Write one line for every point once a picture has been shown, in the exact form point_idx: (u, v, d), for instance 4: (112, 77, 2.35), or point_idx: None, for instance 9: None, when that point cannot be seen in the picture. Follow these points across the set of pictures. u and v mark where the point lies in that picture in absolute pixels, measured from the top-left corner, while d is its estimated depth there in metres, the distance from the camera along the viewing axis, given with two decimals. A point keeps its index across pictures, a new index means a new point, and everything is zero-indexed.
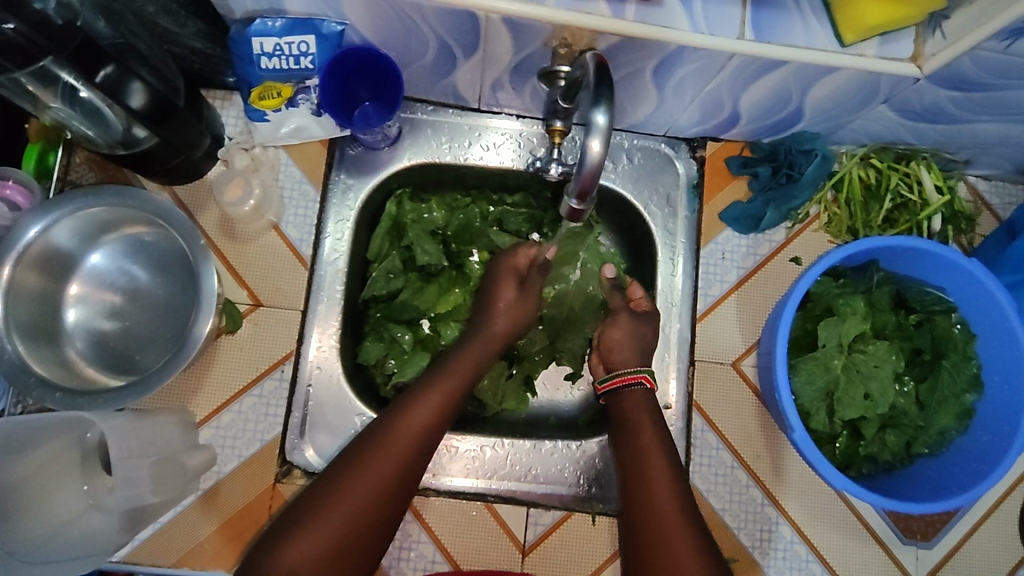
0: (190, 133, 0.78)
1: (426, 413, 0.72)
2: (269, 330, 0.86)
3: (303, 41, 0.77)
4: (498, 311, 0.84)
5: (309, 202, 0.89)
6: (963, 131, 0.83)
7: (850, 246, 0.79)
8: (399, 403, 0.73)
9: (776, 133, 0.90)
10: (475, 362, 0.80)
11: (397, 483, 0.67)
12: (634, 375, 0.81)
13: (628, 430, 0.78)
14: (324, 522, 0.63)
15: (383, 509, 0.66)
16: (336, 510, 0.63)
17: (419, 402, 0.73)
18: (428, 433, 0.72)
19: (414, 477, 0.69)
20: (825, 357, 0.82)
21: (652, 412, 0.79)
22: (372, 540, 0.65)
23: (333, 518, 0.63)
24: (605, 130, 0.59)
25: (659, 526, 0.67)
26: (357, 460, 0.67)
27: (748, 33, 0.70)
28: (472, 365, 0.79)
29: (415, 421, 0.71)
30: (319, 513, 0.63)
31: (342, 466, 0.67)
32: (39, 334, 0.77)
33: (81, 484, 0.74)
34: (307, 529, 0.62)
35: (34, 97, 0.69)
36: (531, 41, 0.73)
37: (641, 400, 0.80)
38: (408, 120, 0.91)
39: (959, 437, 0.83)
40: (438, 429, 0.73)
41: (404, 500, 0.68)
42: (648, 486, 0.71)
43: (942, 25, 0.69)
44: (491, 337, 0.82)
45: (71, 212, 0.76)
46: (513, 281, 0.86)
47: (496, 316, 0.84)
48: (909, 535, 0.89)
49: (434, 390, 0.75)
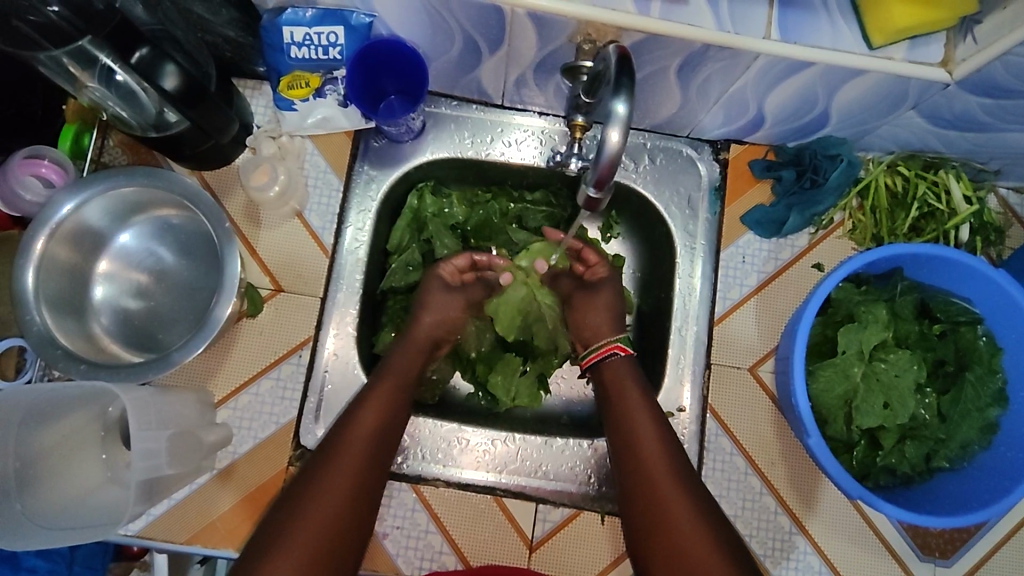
0: (221, 119, 0.80)
1: (378, 416, 0.75)
2: (290, 316, 0.87)
3: (332, 32, 0.78)
4: (430, 318, 0.86)
5: (332, 191, 0.90)
6: (994, 140, 0.82)
7: (850, 263, 0.77)
8: (348, 412, 0.75)
9: (801, 137, 0.89)
10: (416, 357, 0.83)
11: (360, 491, 0.70)
12: (609, 345, 0.84)
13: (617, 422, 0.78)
14: (297, 537, 0.65)
15: (355, 508, 0.69)
16: (306, 523, 0.66)
17: (368, 405, 0.76)
18: (383, 433, 0.75)
19: (377, 478, 0.73)
20: (844, 365, 0.80)
21: (642, 394, 0.79)
22: (353, 540, 0.69)
23: (308, 526, 0.66)
24: (624, 122, 0.59)
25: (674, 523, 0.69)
26: (318, 473, 0.70)
27: (775, 33, 0.70)
28: (409, 367, 0.82)
29: (366, 427, 0.74)
30: (293, 529, 0.66)
31: (305, 479, 0.70)
32: (68, 307, 0.79)
33: (99, 453, 0.75)
34: (284, 544, 0.65)
35: (73, 78, 0.71)
36: (556, 37, 0.73)
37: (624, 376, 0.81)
38: (432, 114, 0.92)
39: (983, 452, 0.80)
40: (389, 431, 0.76)
41: (374, 494, 0.72)
42: (648, 479, 0.72)
43: (974, 29, 0.68)
44: (421, 344, 0.84)
45: (102, 192, 0.78)
46: (446, 290, 0.88)
47: (424, 321, 0.86)
48: (927, 552, 0.87)
49: (376, 395, 0.77)
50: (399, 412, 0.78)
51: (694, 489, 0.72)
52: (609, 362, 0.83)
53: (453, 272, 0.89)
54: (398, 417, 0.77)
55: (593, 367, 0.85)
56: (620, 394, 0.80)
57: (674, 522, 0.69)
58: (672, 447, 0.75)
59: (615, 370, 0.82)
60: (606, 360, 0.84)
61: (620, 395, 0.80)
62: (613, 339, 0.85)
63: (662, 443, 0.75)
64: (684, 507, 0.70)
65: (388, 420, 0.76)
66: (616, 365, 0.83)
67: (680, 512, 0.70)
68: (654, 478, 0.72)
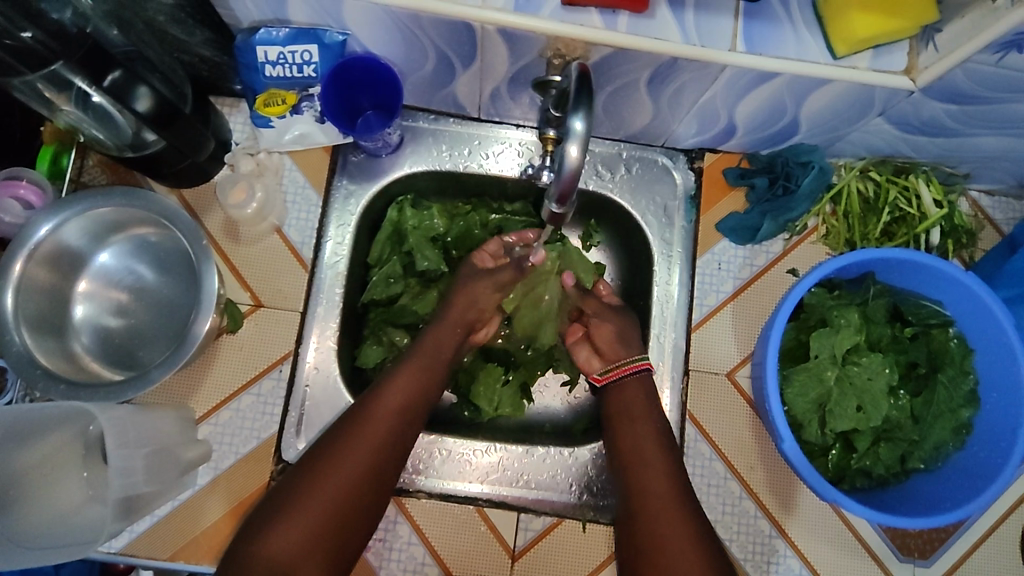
0: (196, 137, 0.80)
1: (398, 403, 0.76)
2: (270, 331, 0.88)
3: (307, 50, 0.79)
4: (461, 301, 0.86)
5: (310, 207, 0.91)
6: (963, 144, 0.83)
7: (846, 256, 0.79)
8: (372, 394, 0.76)
9: (774, 145, 0.90)
10: (438, 356, 0.82)
11: (374, 474, 0.71)
12: (638, 362, 0.85)
13: (627, 434, 0.80)
14: (304, 511, 0.66)
15: (360, 497, 0.69)
16: (315, 500, 0.67)
17: (390, 391, 0.76)
18: (404, 419, 0.75)
19: (392, 464, 0.73)
20: (817, 369, 0.81)
21: (651, 411, 0.81)
22: (358, 523, 0.69)
23: (318, 502, 0.67)
24: (583, 137, 0.60)
25: (655, 518, 0.71)
26: (332, 451, 0.70)
27: (740, 45, 0.71)
28: (439, 353, 0.82)
29: (384, 413, 0.74)
30: (302, 503, 0.66)
31: (320, 456, 0.70)
32: (48, 327, 0.79)
33: (80, 472, 0.75)
34: (291, 518, 0.65)
35: (48, 101, 0.72)
36: (526, 52, 0.75)
37: (636, 390, 0.83)
38: (409, 128, 0.93)
39: (956, 453, 0.81)
40: (410, 418, 0.76)
41: (375, 498, 0.71)
42: (642, 488, 0.74)
43: (935, 38, 0.70)
44: (453, 327, 0.85)
45: (81, 212, 0.78)
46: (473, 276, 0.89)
47: (454, 306, 0.86)
48: (907, 553, 0.88)
49: (400, 380, 0.77)
50: (423, 399, 0.78)
51: (688, 501, 0.73)
52: (632, 378, 0.84)
53: (486, 257, 0.91)
54: (422, 404, 0.78)
55: (611, 385, 0.86)
56: (627, 399, 0.83)
57: (663, 529, 0.70)
58: (668, 452, 0.77)
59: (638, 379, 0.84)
60: (635, 373, 0.85)
61: (628, 408, 0.82)
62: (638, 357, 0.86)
63: (665, 455, 0.77)
64: (669, 504, 0.72)
65: (411, 406, 0.76)
66: (645, 380, 0.85)
67: (670, 514, 0.71)
68: (642, 478, 0.75)
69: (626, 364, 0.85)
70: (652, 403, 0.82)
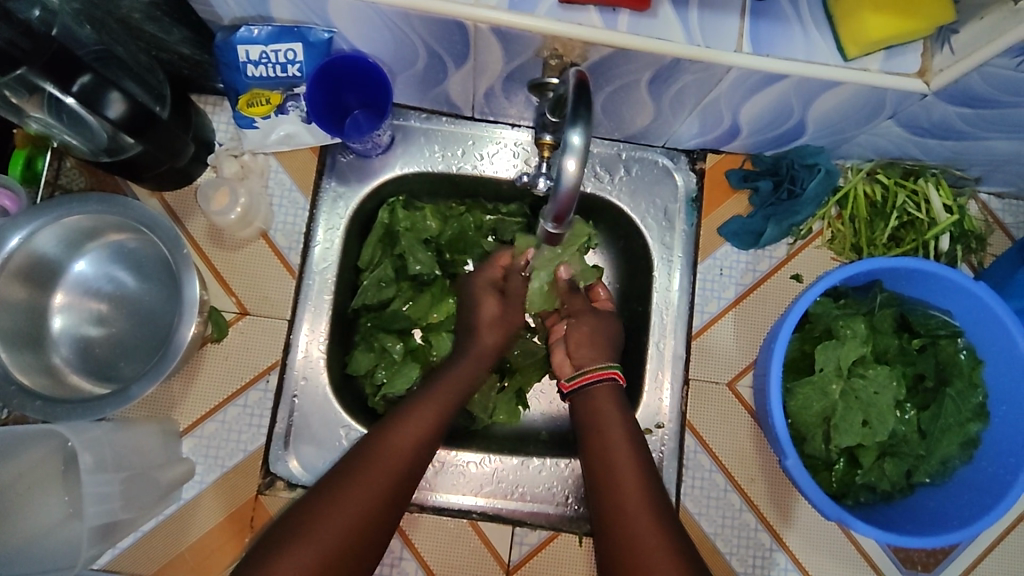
0: (174, 140, 0.77)
1: (417, 430, 0.74)
2: (256, 340, 0.85)
3: (290, 49, 0.75)
4: (490, 326, 0.84)
5: (298, 210, 0.88)
6: (975, 148, 0.80)
7: (854, 265, 0.76)
8: (389, 421, 0.74)
9: (779, 147, 0.87)
10: (453, 395, 0.79)
11: (386, 502, 0.68)
12: (603, 370, 0.80)
13: (602, 451, 0.74)
14: (312, 539, 0.63)
15: (369, 526, 0.66)
16: (321, 528, 0.64)
17: (409, 418, 0.74)
18: (421, 448, 0.74)
19: (403, 493, 0.71)
20: (822, 382, 0.78)
21: (624, 423, 0.76)
22: (366, 553, 0.66)
23: (326, 528, 0.64)
24: (580, 150, 0.57)
25: (644, 555, 0.64)
26: (343, 480, 0.68)
27: (746, 45, 0.67)
28: (461, 381, 0.81)
29: (403, 440, 0.73)
30: (310, 531, 0.63)
31: (332, 484, 0.68)
32: (23, 341, 0.76)
33: (60, 495, 0.72)
34: (297, 546, 0.62)
35: (18, 108, 0.68)
36: (522, 51, 0.71)
37: (608, 397, 0.78)
38: (400, 128, 0.89)
39: (962, 467, 0.79)
40: (425, 447, 0.74)
41: (377, 537, 0.67)
42: (622, 508, 0.69)
43: (951, 39, 0.66)
44: (480, 356, 0.83)
45: (54, 219, 0.75)
46: (494, 295, 0.86)
47: (485, 332, 0.84)
48: (910, 566, 0.86)
49: (418, 408, 0.76)
50: (439, 428, 0.76)
51: (667, 519, 0.68)
52: (594, 387, 0.79)
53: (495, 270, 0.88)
54: (438, 432, 0.76)
55: (579, 391, 0.81)
56: (600, 422, 0.76)
57: (643, 552, 0.64)
58: (647, 477, 0.72)
59: (604, 387, 0.79)
60: (594, 384, 0.79)
61: (599, 418, 0.77)
62: (605, 365, 0.81)
63: (640, 470, 0.72)
64: (653, 535, 0.66)
65: (429, 433, 0.75)
66: (604, 392, 0.79)
67: (649, 536, 0.66)
68: (626, 512, 0.68)
69: (589, 373, 0.80)
70: (626, 411, 0.78)
